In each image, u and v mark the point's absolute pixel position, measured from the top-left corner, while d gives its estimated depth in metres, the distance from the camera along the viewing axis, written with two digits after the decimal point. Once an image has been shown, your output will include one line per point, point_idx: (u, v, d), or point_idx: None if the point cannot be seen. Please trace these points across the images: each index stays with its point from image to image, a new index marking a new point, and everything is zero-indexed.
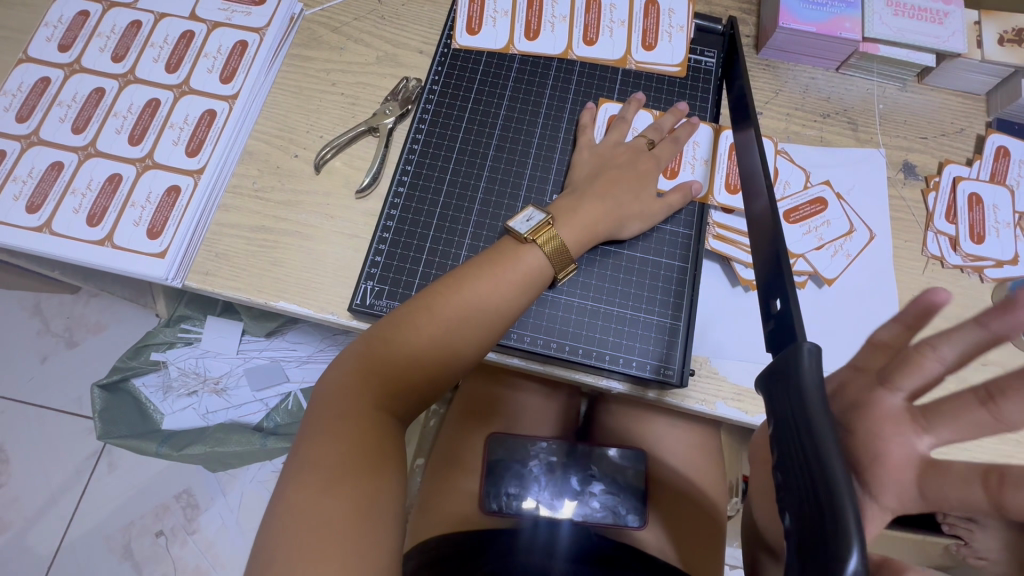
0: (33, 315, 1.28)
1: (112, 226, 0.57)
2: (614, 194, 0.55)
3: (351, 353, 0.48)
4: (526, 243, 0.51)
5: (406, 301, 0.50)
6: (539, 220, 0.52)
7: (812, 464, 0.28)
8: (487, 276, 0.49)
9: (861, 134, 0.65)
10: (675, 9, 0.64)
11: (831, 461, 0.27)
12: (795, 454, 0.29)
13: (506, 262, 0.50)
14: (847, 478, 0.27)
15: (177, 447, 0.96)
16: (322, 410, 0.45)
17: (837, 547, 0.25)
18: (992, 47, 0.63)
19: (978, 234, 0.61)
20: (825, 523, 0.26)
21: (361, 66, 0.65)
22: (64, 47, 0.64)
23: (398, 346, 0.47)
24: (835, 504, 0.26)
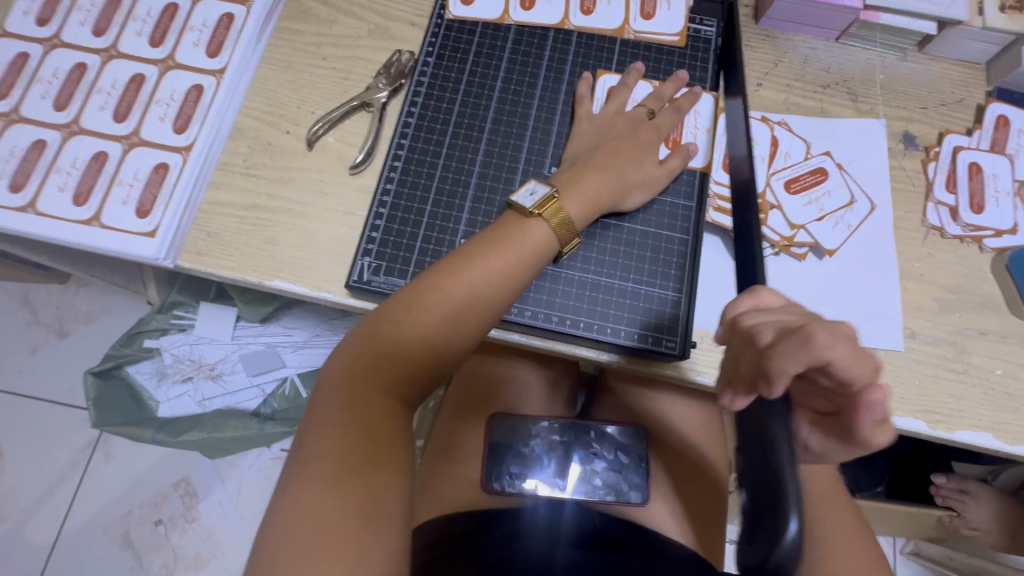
0: (23, 306, 1.26)
1: (99, 205, 0.56)
2: (615, 163, 0.54)
3: (356, 336, 0.47)
4: (531, 216, 0.50)
5: (412, 281, 0.48)
6: (543, 193, 0.51)
7: (776, 476, 0.37)
8: (495, 253, 0.48)
9: (861, 105, 0.65)
10: None
11: (789, 482, 0.36)
12: (759, 458, 0.38)
13: (514, 239, 0.49)
14: (796, 494, 0.36)
15: (175, 434, 0.96)
16: (328, 398, 0.44)
17: (783, 516, 0.35)
18: (993, 14, 0.63)
19: (978, 204, 0.61)
20: (778, 505, 0.36)
21: (352, 40, 0.63)
22: (43, 21, 0.61)
23: (405, 329, 0.46)
24: (784, 513, 0.35)
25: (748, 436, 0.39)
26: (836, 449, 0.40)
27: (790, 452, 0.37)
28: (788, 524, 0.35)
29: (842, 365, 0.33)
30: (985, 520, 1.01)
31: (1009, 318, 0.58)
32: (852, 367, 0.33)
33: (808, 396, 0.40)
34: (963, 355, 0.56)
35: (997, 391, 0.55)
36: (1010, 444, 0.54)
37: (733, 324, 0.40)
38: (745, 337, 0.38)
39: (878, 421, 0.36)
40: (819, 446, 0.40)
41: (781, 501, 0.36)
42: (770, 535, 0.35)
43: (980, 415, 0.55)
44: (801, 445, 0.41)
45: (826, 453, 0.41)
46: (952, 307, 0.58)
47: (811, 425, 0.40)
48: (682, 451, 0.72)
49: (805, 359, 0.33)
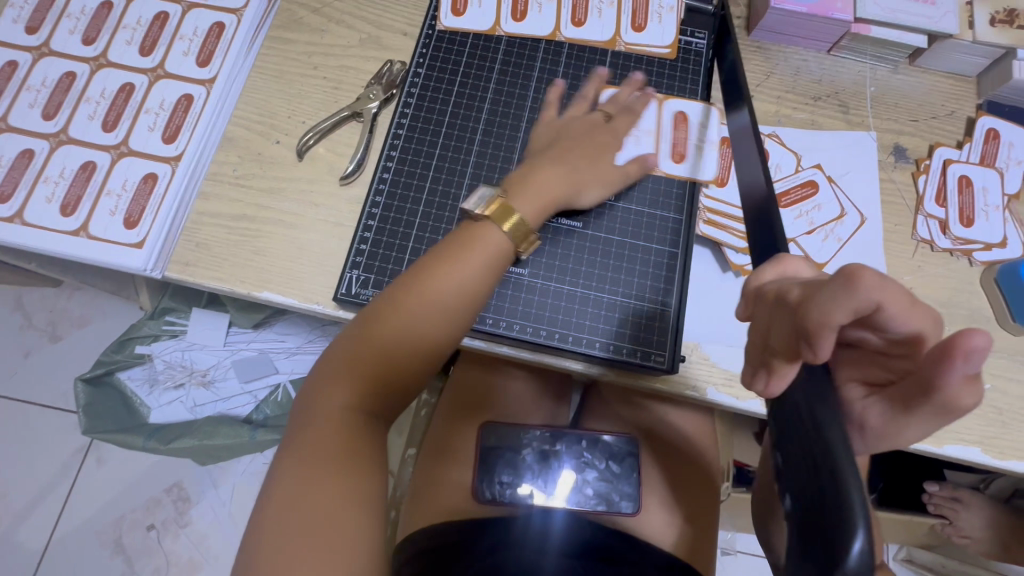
0: (15, 309, 1.25)
1: (87, 215, 0.56)
2: (569, 160, 0.54)
3: (335, 347, 0.46)
4: (479, 220, 0.49)
5: (388, 287, 0.47)
6: (488, 196, 0.50)
7: (820, 474, 0.29)
8: (474, 257, 0.47)
9: (852, 118, 0.65)
10: None
11: (850, 497, 0.27)
12: (800, 457, 0.30)
13: (495, 242, 0.48)
14: (863, 507, 0.27)
15: (166, 441, 0.97)
16: (309, 408, 0.44)
17: (837, 533, 0.27)
18: (983, 28, 0.63)
19: (967, 218, 0.61)
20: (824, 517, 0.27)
21: (343, 49, 0.63)
22: (32, 30, 0.61)
23: (383, 337, 0.45)
24: (836, 526, 0.27)
25: (789, 431, 0.32)
26: (903, 421, 0.33)
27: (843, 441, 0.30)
28: (848, 544, 0.26)
29: (899, 324, 0.30)
30: (977, 528, 1.02)
31: (998, 332, 0.58)
32: (905, 322, 0.30)
33: (860, 360, 0.35)
34: None
35: (987, 405, 0.55)
36: (998, 458, 0.54)
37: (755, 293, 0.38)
38: (773, 299, 0.35)
39: (969, 376, 0.29)
40: (880, 424, 0.34)
41: (839, 495, 0.28)
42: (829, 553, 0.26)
43: (968, 428, 0.55)
44: (855, 424, 0.35)
45: (895, 433, 0.34)
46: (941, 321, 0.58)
47: (870, 396, 0.34)
48: (672, 458, 0.74)
49: (851, 307, 0.29)
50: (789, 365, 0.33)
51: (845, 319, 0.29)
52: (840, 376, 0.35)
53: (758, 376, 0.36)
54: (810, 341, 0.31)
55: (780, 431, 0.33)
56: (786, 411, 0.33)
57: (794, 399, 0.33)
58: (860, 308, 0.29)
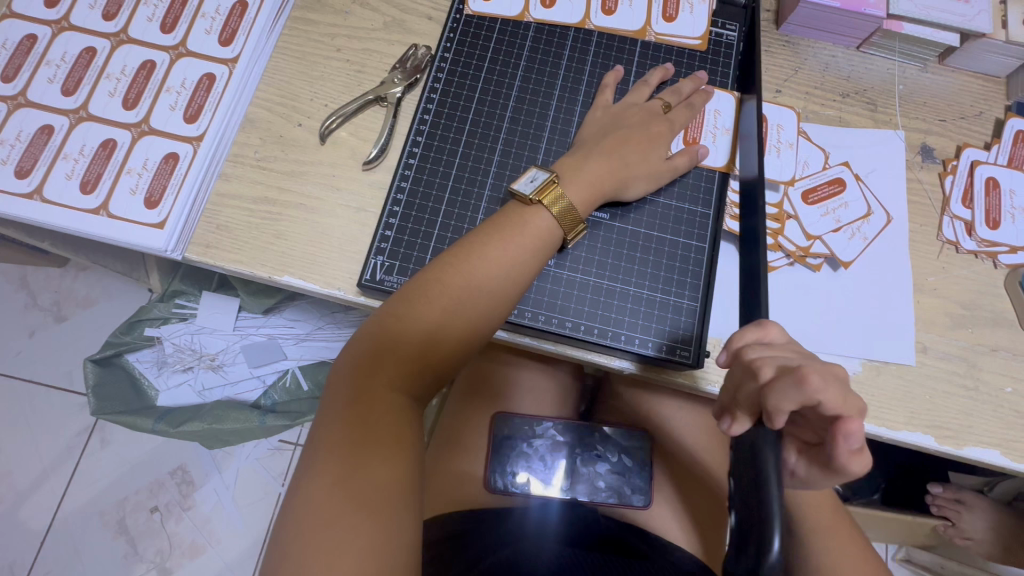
0: (21, 288, 1.24)
1: (107, 193, 0.55)
2: (620, 152, 0.54)
3: (362, 337, 0.46)
4: (532, 204, 0.50)
5: (411, 278, 0.48)
6: (543, 179, 0.51)
7: (760, 507, 0.36)
8: (496, 242, 0.48)
9: (880, 115, 0.64)
10: None
11: (770, 505, 0.35)
12: (754, 500, 0.36)
13: (513, 226, 0.49)
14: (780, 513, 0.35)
15: (173, 424, 0.94)
16: (336, 396, 0.44)
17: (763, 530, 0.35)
18: (1016, 28, 0.62)
19: (993, 220, 0.61)
20: (755, 525, 0.35)
21: (367, 32, 0.62)
22: (51, 3, 0.60)
23: (408, 322, 0.46)
24: (762, 533, 0.34)
25: (744, 477, 0.38)
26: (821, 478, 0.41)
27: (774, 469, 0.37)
28: (772, 541, 0.34)
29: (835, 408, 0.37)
30: (979, 530, 1.03)
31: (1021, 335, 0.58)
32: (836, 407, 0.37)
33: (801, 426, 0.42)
34: (974, 371, 0.56)
35: (1006, 408, 0.56)
36: (1017, 461, 0.54)
37: (738, 354, 0.42)
38: (751, 367, 0.40)
39: (857, 451, 0.37)
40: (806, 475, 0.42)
41: (762, 502, 0.36)
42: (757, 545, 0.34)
43: (987, 430, 0.55)
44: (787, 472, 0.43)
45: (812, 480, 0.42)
46: (964, 323, 0.58)
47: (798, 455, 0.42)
48: (685, 454, 0.73)
49: (799, 398, 0.36)
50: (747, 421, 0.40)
51: (795, 403, 0.37)
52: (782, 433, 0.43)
53: (723, 420, 0.42)
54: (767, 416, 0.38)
55: (737, 473, 0.39)
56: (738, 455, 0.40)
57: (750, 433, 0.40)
58: (806, 399, 0.36)
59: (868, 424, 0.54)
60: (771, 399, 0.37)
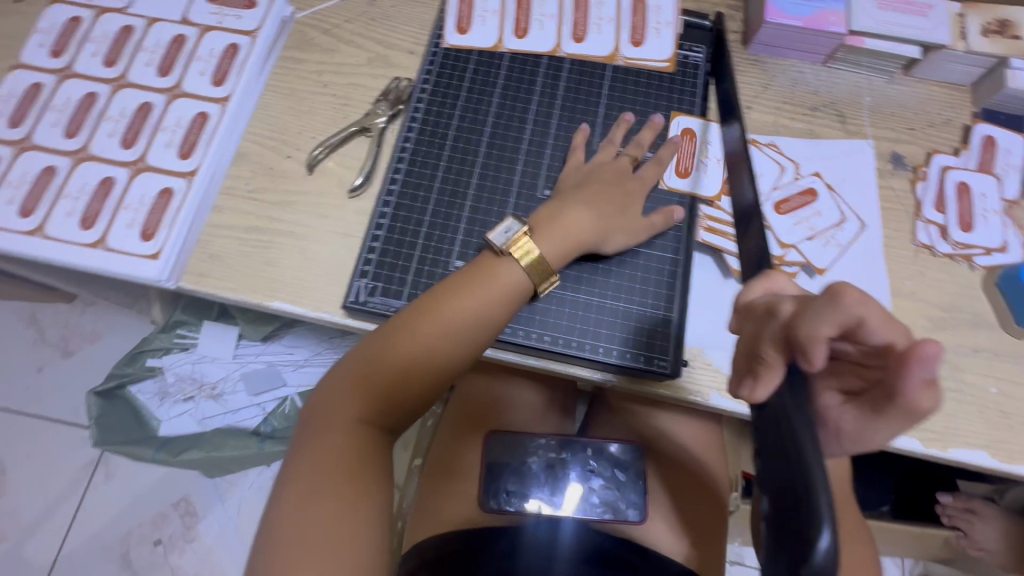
0: (30, 324, 1.28)
1: (106, 228, 0.57)
2: (597, 203, 0.55)
3: (342, 375, 0.47)
4: (499, 258, 0.50)
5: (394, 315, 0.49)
6: (516, 231, 0.51)
7: (794, 474, 0.29)
8: (477, 279, 0.49)
9: (850, 126, 0.66)
10: (662, 6, 0.65)
11: (813, 474, 0.28)
12: (785, 472, 0.29)
13: (495, 264, 0.50)
14: (821, 473, 0.28)
15: (174, 453, 0.99)
16: (313, 428, 0.46)
17: (810, 525, 0.27)
18: (975, 38, 0.64)
19: (967, 223, 0.62)
20: (800, 512, 0.28)
21: (352, 67, 0.66)
22: (57, 53, 0.64)
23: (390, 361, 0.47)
24: (812, 521, 0.27)
25: (769, 434, 0.32)
26: (874, 428, 0.34)
27: (816, 448, 0.29)
28: (818, 530, 0.26)
29: (878, 327, 0.31)
30: (992, 539, 1.01)
31: (1002, 336, 0.58)
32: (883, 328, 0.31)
33: (838, 373, 0.36)
34: (957, 372, 0.57)
35: (992, 409, 0.56)
36: (1007, 462, 0.54)
37: (746, 308, 0.38)
38: (763, 310, 0.35)
39: (927, 381, 0.30)
40: (853, 431, 0.34)
41: (806, 483, 0.28)
42: (800, 546, 0.27)
43: (974, 431, 0.55)
44: (834, 432, 0.35)
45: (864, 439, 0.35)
46: (944, 325, 0.58)
47: (844, 405, 0.35)
48: (679, 469, 0.73)
49: (836, 319, 0.30)
50: (776, 375, 0.33)
51: (829, 329, 0.31)
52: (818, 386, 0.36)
53: (742, 384, 0.34)
54: (804, 354, 0.32)
55: (761, 436, 0.33)
56: (767, 423, 0.33)
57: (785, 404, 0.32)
58: (872, 316, 0.30)
59: None
60: (803, 332, 0.31)
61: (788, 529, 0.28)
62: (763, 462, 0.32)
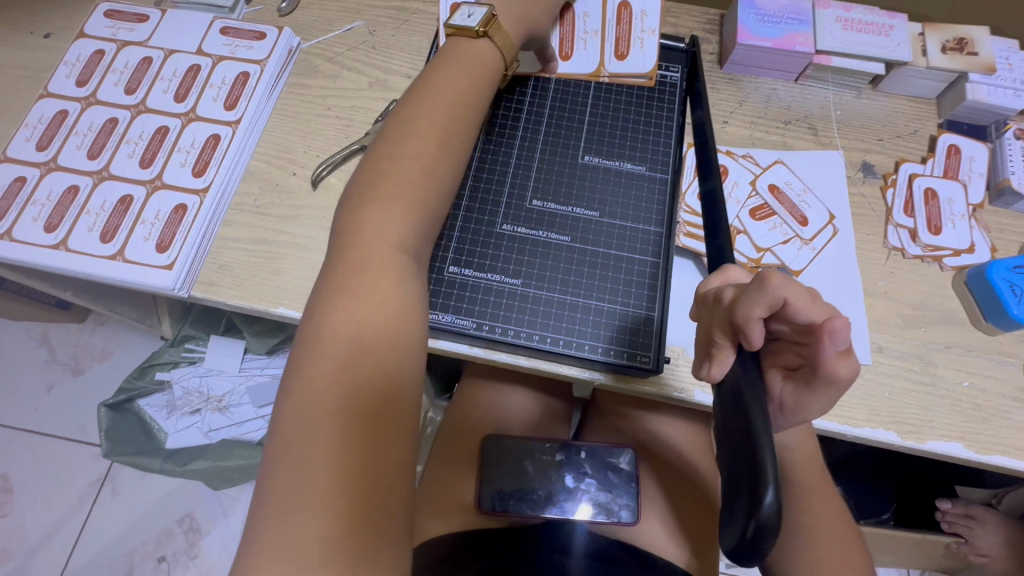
0: (42, 344, 1.32)
1: (123, 242, 0.62)
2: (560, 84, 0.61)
3: (303, 363, 0.41)
4: (478, 36, 0.55)
5: (322, 285, 0.45)
6: (481, 13, 0.55)
7: (747, 443, 0.32)
8: (396, 214, 0.46)
9: (821, 138, 0.70)
10: (646, 13, 0.68)
11: (764, 443, 0.32)
12: (737, 439, 0.33)
13: (401, 193, 0.46)
14: (771, 442, 0.32)
15: (181, 462, 1.00)
16: (285, 434, 0.38)
17: (759, 485, 0.30)
18: (935, 55, 0.69)
19: (935, 226, 0.65)
20: (752, 472, 0.31)
21: (353, 92, 0.71)
22: (82, 82, 0.69)
23: (343, 312, 0.42)
24: (760, 482, 0.30)
25: (725, 409, 0.36)
26: (809, 399, 0.38)
27: (764, 420, 0.33)
28: (766, 488, 0.30)
29: (801, 305, 0.35)
30: (992, 545, 1.01)
31: (973, 332, 0.61)
32: (806, 309, 0.36)
33: (779, 351, 0.40)
34: (931, 367, 0.59)
35: (966, 403, 0.58)
36: (983, 453, 0.56)
37: (701, 298, 0.43)
38: (713, 299, 0.41)
39: (843, 352, 0.35)
40: (793, 402, 0.39)
41: (756, 448, 0.31)
42: (750, 502, 0.30)
43: (949, 424, 0.57)
44: (776, 404, 0.40)
45: (802, 408, 0.39)
46: (916, 323, 0.61)
47: (784, 380, 0.40)
48: (670, 472, 0.75)
49: (765, 301, 0.35)
50: (727, 354, 0.38)
51: (761, 310, 0.35)
52: (765, 364, 0.41)
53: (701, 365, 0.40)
54: (743, 332, 0.37)
55: (719, 413, 0.37)
56: (722, 397, 0.37)
57: (737, 378, 0.36)
58: (796, 295, 0.35)
59: (834, 423, 0.56)
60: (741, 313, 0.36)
61: (733, 486, 0.32)
62: (715, 434, 0.36)
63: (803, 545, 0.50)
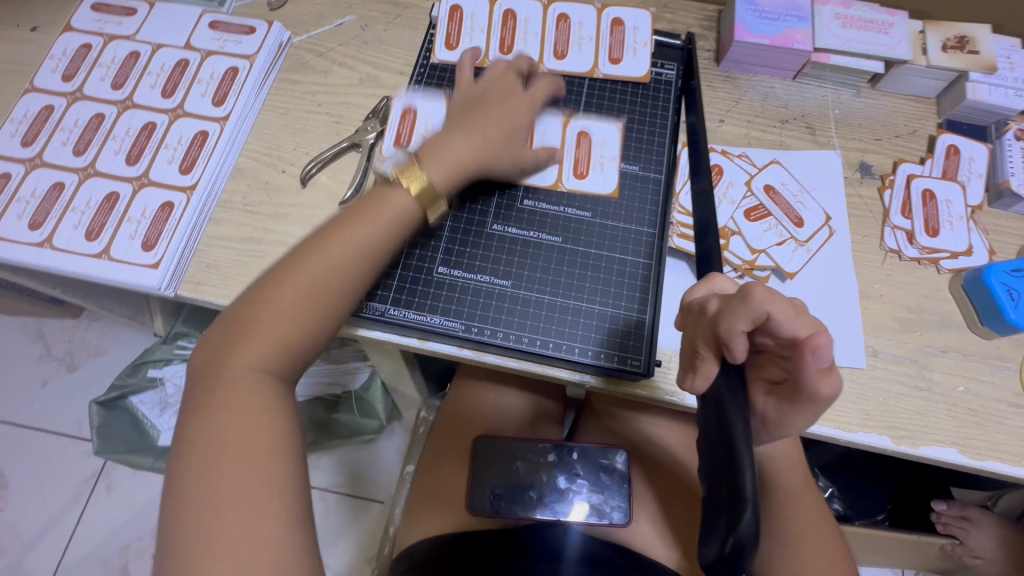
0: (36, 339, 1.31)
1: (109, 240, 0.61)
2: (481, 129, 0.57)
3: (200, 422, 0.43)
4: (393, 185, 0.53)
5: (207, 351, 0.48)
6: (404, 162, 0.54)
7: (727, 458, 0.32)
8: (309, 280, 0.48)
9: (819, 138, 0.69)
10: (640, 27, 0.69)
11: (743, 458, 0.31)
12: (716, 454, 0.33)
13: (321, 265, 0.49)
14: (751, 457, 0.31)
15: (173, 461, 1.03)
16: (191, 491, 0.40)
17: (737, 503, 0.30)
18: (936, 53, 0.68)
19: (933, 228, 0.64)
20: (730, 489, 0.31)
21: (344, 88, 0.70)
22: (68, 77, 0.68)
23: (220, 434, 0.43)
24: (739, 499, 0.30)
25: (707, 422, 0.35)
26: (793, 413, 0.38)
27: (745, 434, 0.33)
28: (744, 507, 0.29)
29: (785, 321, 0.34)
30: (987, 547, 1.01)
31: (969, 336, 0.60)
32: (790, 322, 0.35)
33: (762, 363, 0.39)
34: (926, 372, 0.58)
35: (961, 408, 0.57)
36: (976, 459, 0.56)
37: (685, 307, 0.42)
38: (696, 309, 0.39)
39: (826, 370, 0.34)
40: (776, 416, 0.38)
41: (735, 463, 0.31)
42: (728, 520, 0.30)
43: (943, 429, 0.56)
44: (760, 417, 0.40)
45: (785, 422, 0.39)
46: (912, 326, 0.60)
47: (767, 393, 0.39)
48: (663, 473, 0.74)
49: (748, 316, 0.34)
50: (709, 367, 0.37)
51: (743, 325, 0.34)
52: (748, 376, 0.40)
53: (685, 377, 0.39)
54: (725, 347, 0.36)
55: (701, 425, 0.36)
56: (706, 410, 0.36)
57: (720, 392, 0.36)
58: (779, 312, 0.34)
59: (827, 428, 0.56)
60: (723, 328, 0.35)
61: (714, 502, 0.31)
62: (699, 445, 0.36)
63: (793, 552, 0.50)
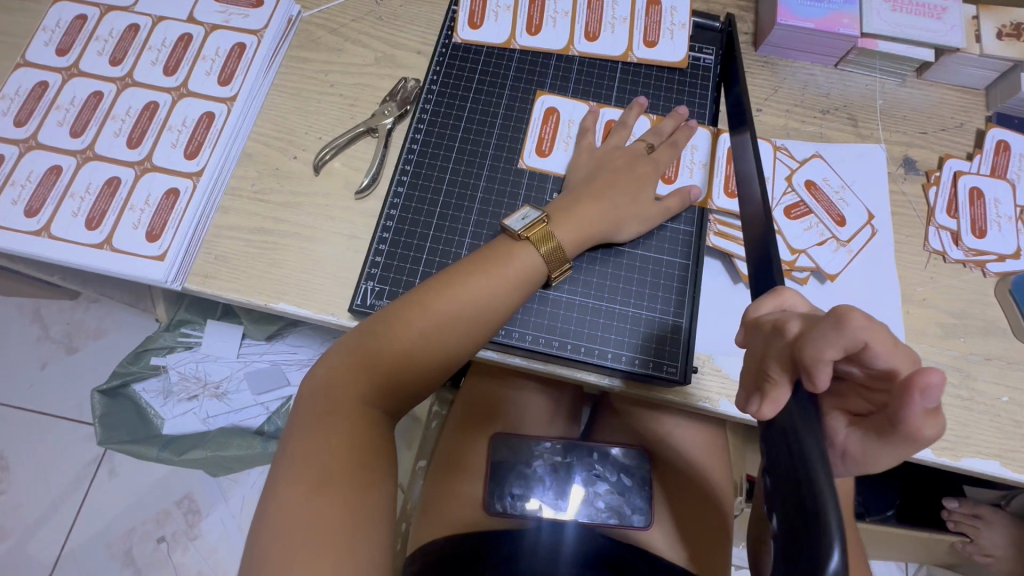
0: (33, 322, 1.28)
1: (111, 229, 0.57)
2: (611, 195, 0.55)
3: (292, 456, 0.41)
4: (520, 240, 0.50)
5: (319, 377, 0.45)
6: (534, 218, 0.51)
7: (806, 493, 0.29)
8: (426, 319, 0.46)
9: (861, 130, 0.65)
10: (677, 7, 0.64)
11: (824, 494, 0.29)
12: (792, 486, 0.30)
13: (434, 306, 0.46)
14: (832, 492, 0.29)
15: (177, 452, 1.00)
16: (274, 525, 0.38)
17: (821, 543, 0.27)
18: (990, 42, 0.64)
19: (979, 229, 0.61)
20: (811, 528, 0.28)
21: (359, 67, 0.65)
22: (62, 51, 0.64)
23: (306, 465, 0.40)
24: (823, 538, 0.27)
25: (778, 453, 0.33)
26: (879, 452, 0.33)
27: (825, 468, 0.30)
28: (830, 550, 0.26)
29: (884, 351, 0.30)
30: (999, 546, 1.00)
31: (1014, 343, 0.58)
32: (887, 354, 0.31)
33: (843, 393, 0.35)
34: (969, 380, 0.56)
35: (1005, 419, 0.55)
36: (1019, 472, 0.54)
37: (754, 324, 0.39)
38: (771, 328, 0.36)
39: (930, 411, 0.30)
40: (858, 453, 0.34)
41: (816, 499, 0.29)
42: (811, 563, 0.27)
43: (986, 441, 0.54)
44: (837, 452, 0.35)
45: (869, 461, 0.34)
46: (955, 332, 0.58)
47: (848, 426, 0.35)
48: (684, 476, 0.72)
49: (840, 343, 0.30)
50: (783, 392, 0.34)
51: (835, 352, 0.31)
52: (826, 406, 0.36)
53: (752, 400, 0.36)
54: (807, 373, 0.32)
55: (770, 455, 0.34)
56: (776, 439, 0.34)
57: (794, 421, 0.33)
58: (880, 341, 0.30)
59: None
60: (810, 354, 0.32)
61: (793, 542, 0.28)
62: (767, 478, 0.33)
63: None
